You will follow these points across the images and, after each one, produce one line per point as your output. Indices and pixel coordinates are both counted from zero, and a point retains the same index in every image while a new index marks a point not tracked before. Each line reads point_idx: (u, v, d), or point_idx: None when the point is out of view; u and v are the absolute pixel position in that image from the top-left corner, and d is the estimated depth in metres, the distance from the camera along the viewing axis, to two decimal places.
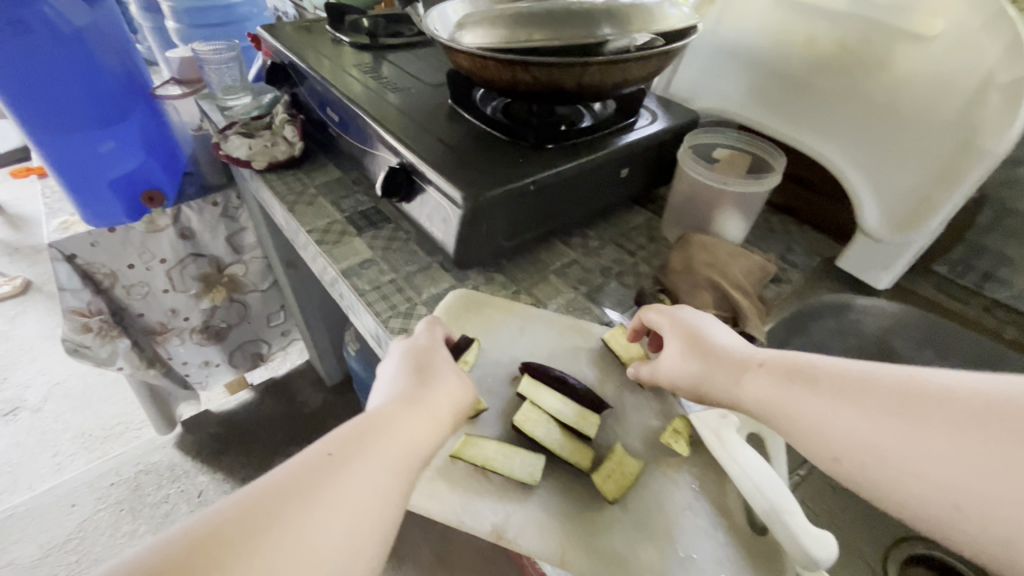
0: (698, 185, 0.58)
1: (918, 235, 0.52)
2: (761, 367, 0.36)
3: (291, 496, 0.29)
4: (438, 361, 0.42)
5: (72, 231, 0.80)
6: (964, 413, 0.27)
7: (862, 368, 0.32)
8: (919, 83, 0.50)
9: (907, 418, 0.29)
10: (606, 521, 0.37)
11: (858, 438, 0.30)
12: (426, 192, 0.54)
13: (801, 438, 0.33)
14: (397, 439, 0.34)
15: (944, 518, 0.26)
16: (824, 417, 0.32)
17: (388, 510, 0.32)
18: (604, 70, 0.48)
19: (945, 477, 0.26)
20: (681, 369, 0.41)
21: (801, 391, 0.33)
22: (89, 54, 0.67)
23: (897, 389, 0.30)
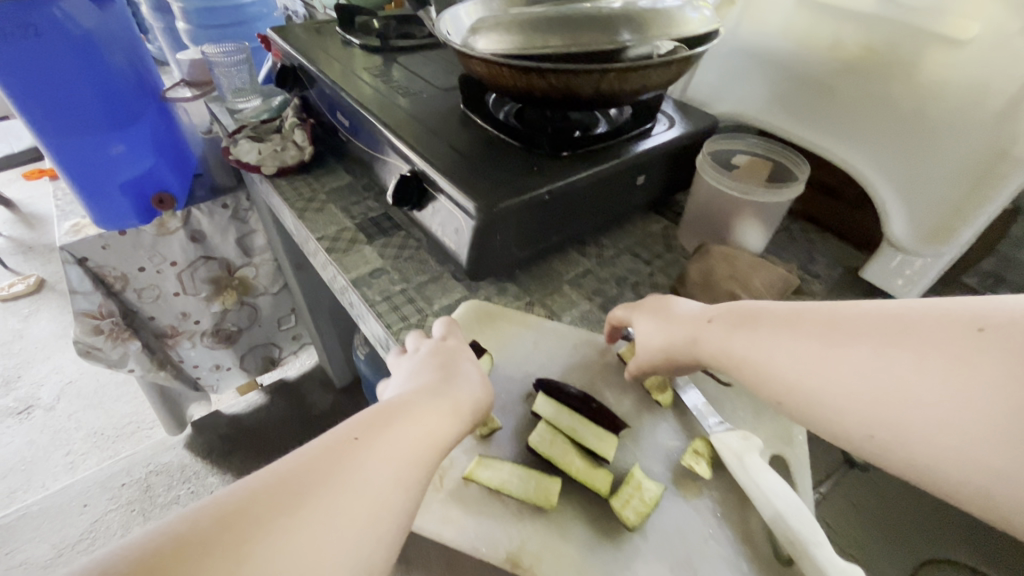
0: (717, 194, 0.57)
1: (949, 248, 0.51)
2: (711, 323, 0.38)
3: (313, 480, 0.29)
4: (460, 358, 0.41)
5: (83, 234, 0.79)
6: (875, 340, 0.29)
7: (792, 309, 0.34)
8: (950, 91, 0.47)
9: (828, 351, 0.31)
10: (624, 548, 0.36)
11: (790, 377, 0.32)
12: (438, 201, 0.53)
13: (749, 383, 0.35)
14: (420, 427, 0.34)
15: (863, 442, 0.29)
16: (764, 361, 0.34)
17: (408, 502, 0.31)
18: (623, 77, 0.46)
19: (862, 405, 0.29)
20: (652, 344, 0.42)
21: (756, 335, 0.35)
22: (99, 55, 0.66)
23: (821, 325, 0.32)
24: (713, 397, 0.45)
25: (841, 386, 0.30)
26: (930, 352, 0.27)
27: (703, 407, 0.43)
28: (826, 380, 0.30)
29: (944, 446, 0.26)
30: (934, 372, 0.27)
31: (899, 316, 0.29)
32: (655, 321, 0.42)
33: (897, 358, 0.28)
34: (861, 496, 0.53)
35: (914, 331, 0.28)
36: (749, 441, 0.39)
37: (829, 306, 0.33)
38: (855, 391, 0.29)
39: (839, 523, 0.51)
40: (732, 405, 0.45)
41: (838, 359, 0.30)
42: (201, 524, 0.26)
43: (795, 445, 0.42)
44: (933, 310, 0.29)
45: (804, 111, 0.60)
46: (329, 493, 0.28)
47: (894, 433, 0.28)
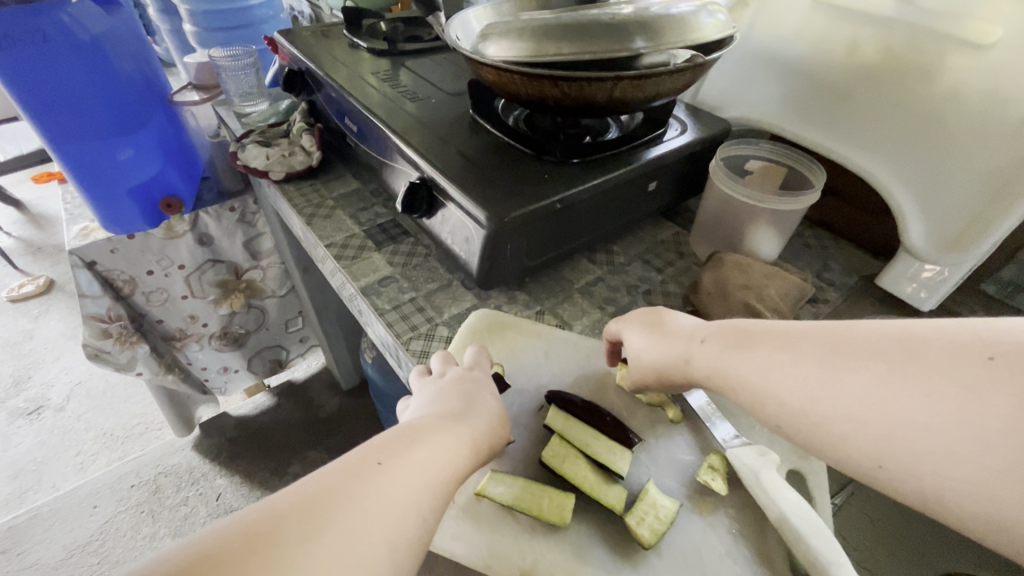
0: (730, 201, 0.56)
1: (968, 257, 0.50)
2: (705, 340, 0.36)
3: (334, 502, 0.28)
4: (478, 385, 0.41)
5: (91, 238, 0.80)
6: (880, 364, 0.28)
7: (791, 328, 0.33)
8: (971, 96, 0.46)
9: (829, 373, 0.29)
10: (639, 567, 0.35)
11: (790, 401, 0.30)
12: (448, 209, 0.53)
13: (748, 404, 0.34)
14: (440, 454, 0.33)
15: (869, 471, 0.27)
16: (763, 382, 0.32)
17: (424, 531, 0.30)
18: (636, 84, 0.45)
19: (866, 432, 0.27)
20: (646, 358, 0.41)
21: (763, 354, 0.33)
22: (107, 60, 0.66)
23: (822, 344, 0.30)
24: (728, 410, 0.45)
25: (845, 412, 0.28)
26: (939, 379, 0.25)
27: (705, 405, 0.43)
28: (827, 405, 0.29)
29: (957, 479, 0.24)
30: (943, 400, 0.25)
31: (905, 339, 0.28)
32: (649, 335, 0.41)
33: (903, 384, 0.26)
34: (877, 508, 0.52)
35: (922, 355, 0.26)
36: (766, 457, 0.39)
37: (829, 326, 0.31)
38: (861, 418, 0.27)
39: (856, 536, 0.50)
40: (747, 419, 0.44)
41: (840, 383, 0.29)
42: (220, 543, 0.25)
43: (813, 461, 0.42)
44: (940, 332, 0.27)
45: (819, 116, 0.59)
46: (349, 515, 0.28)
47: (902, 463, 0.26)
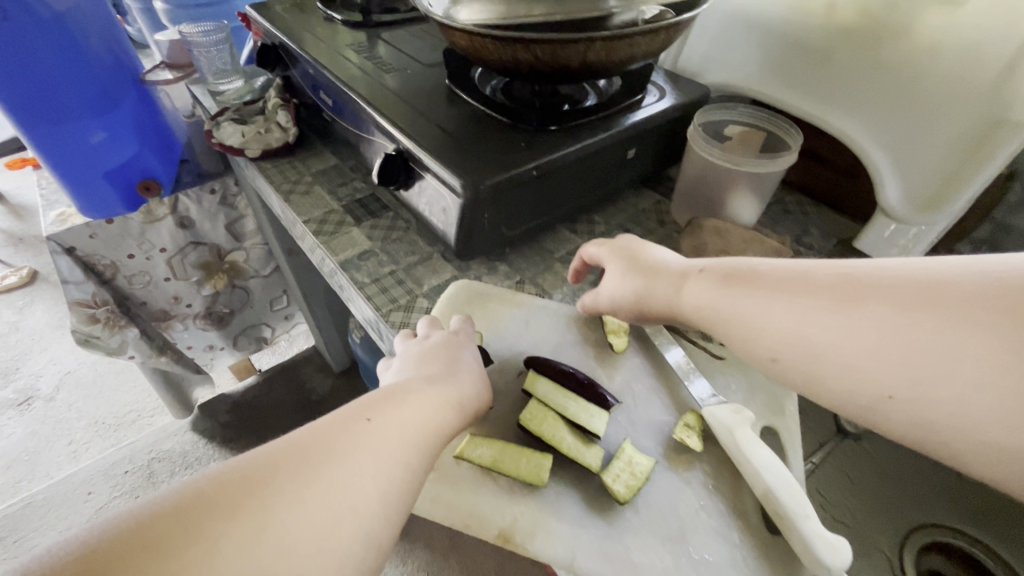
0: (709, 167, 0.56)
1: (942, 217, 0.51)
2: (702, 273, 0.38)
3: (324, 452, 0.28)
4: (464, 349, 0.41)
5: (69, 223, 0.78)
6: (897, 301, 0.29)
7: (793, 269, 0.34)
8: (945, 54, 0.46)
9: (842, 313, 0.31)
10: (615, 522, 0.36)
11: (796, 336, 0.32)
12: (425, 180, 0.52)
13: (737, 341, 0.36)
14: (426, 411, 0.34)
15: (877, 404, 0.29)
16: (762, 316, 0.34)
17: (413, 484, 0.31)
18: (610, 45, 0.44)
19: (878, 365, 0.29)
20: (623, 287, 0.43)
21: (746, 292, 0.35)
22: (74, 39, 0.64)
23: (834, 286, 0.32)
24: (706, 371, 0.46)
25: (858, 346, 0.30)
26: (957, 314, 0.27)
27: (683, 362, 0.44)
28: (838, 338, 0.31)
29: (961, 406, 0.26)
30: (960, 333, 0.27)
31: (927, 280, 0.29)
32: (628, 267, 0.43)
33: (921, 320, 0.28)
34: (852, 465, 0.54)
35: (943, 292, 0.28)
36: (740, 414, 0.39)
37: (839, 267, 0.33)
38: (871, 351, 0.29)
39: (832, 492, 0.52)
40: (724, 379, 0.45)
41: (853, 321, 0.30)
42: (209, 487, 0.25)
43: (787, 417, 0.43)
44: (964, 272, 0.28)
45: (802, 81, 0.58)
46: (340, 465, 0.28)
47: (912, 392, 0.28)
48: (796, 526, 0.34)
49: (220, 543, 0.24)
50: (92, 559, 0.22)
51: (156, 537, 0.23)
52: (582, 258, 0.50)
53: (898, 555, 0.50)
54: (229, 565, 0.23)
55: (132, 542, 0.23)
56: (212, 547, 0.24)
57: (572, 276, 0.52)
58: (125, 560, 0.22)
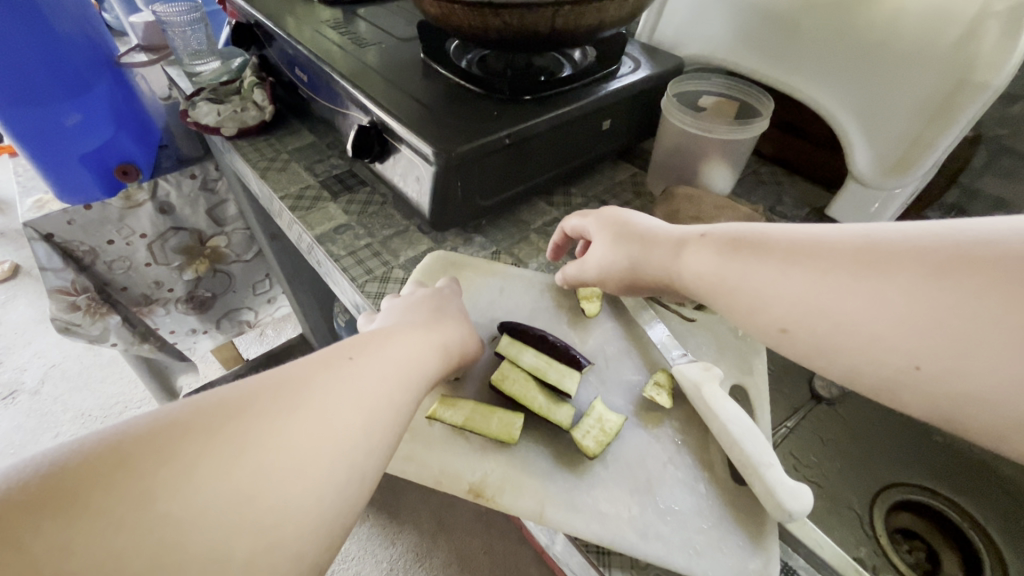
0: (682, 136, 0.56)
1: (910, 178, 0.51)
2: (704, 240, 0.35)
3: (306, 384, 0.28)
4: (447, 303, 0.42)
5: (47, 210, 0.78)
6: (927, 263, 0.25)
7: (807, 234, 0.30)
8: (910, 17, 0.47)
9: (859, 278, 0.26)
10: (584, 476, 0.37)
11: (806, 302, 0.28)
12: (399, 151, 0.52)
13: (742, 315, 0.32)
14: (410, 353, 0.34)
15: (900, 376, 0.25)
16: (769, 284, 0.30)
17: (397, 421, 0.31)
18: (579, 11, 0.45)
19: (901, 333, 0.25)
20: (612, 258, 0.41)
21: (749, 259, 0.31)
22: (44, 21, 0.63)
23: (851, 250, 0.27)
24: (677, 333, 0.47)
25: (880, 313, 0.26)
26: (999, 274, 0.23)
27: (665, 338, 0.44)
28: (856, 306, 0.26)
29: (995, 377, 0.22)
30: (1001, 295, 0.22)
31: (960, 241, 0.25)
32: (615, 240, 0.42)
33: (955, 281, 0.24)
34: (826, 428, 0.54)
35: (980, 253, 0.24)
36: (709, 371, 0.40)
37: (859, 231, 0.28)
38: (893, 317, 0.25)
39: (807, 454, 0.53)
40: (695, 341, 0.46)
41: (877, 285, 0.26)
42: (185, 410, 0.25)
43: (756, 375, 0.44)
44: (1005, 232, 0.24)
45: (774, 51, 0.58)
46: (322, 397, 0.28)
47: (942, 362, 0.23)
48: (760, 476, 0.34)
49: (197, 465, 0.23)
50: (65, 473, 0.21)
51: (129, 455, 0.22)
52: (563, 231, 0.48)
53: (868, 514, 0.49)
54: (210, 482, 0.23)
55: (104, 459, 0.22)
56: (187, 468, 0.23)
57: (551, 253, 0.51)
58: (95, 478, 0.21)
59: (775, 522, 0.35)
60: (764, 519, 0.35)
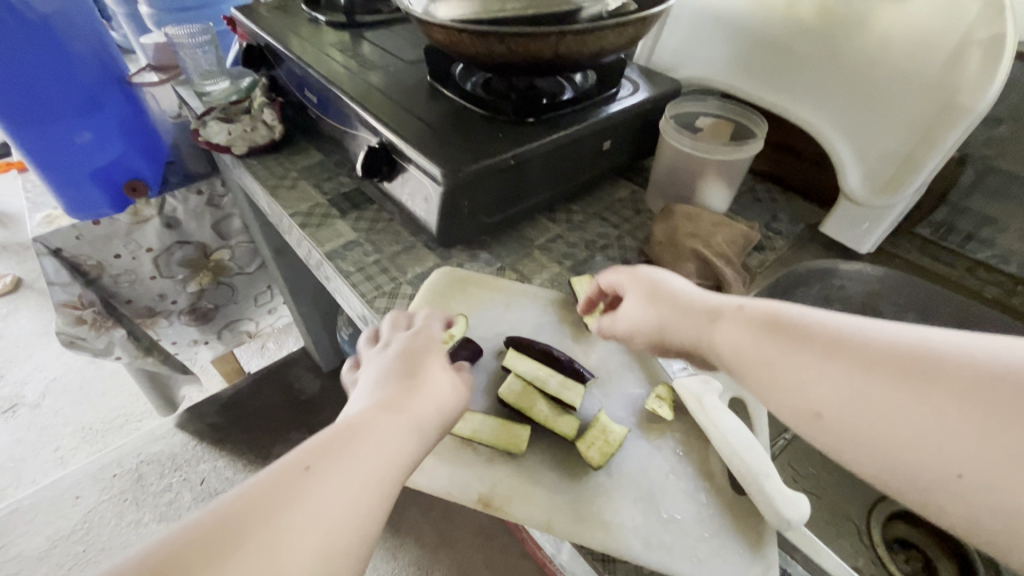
0: (681, 156, 0.58)
1: (899, 198, 0.53)
2: (739, 316, 0.34)
3: (269, 511, 0.27)
4: (427, 358, 0.39)
5: (56, 225, 0.79)
6: (977, 377, 0.25)
7: (850, 327, 0.30)
8: (898, 44, 0.50)
9: (905, 381, 0.26)
10: (589, 485, 0.38)
11: (847, 396, 0.28)
12: (408, 171, 0.54)
13: (775, 397, 0.31)
14: (384, 446, 0.32)
15: (940, 481, 0.24)
16: (808, 372, 0.30)
17: (372, 527, 0.29)
18: (581, 39, 0.47)
19: (945, 440, 0.24)
20: (645, 318, 0.40)
21: (786, 343, 0.31)
22: (59, 42, 0.65)
23: (900, 353, 0.27)
24: None
25: (924, 419, 0.25)
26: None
27: None
28: (899, 407, 0.26)
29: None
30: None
31: (1011, 359, 0.24)
32: (648, 300, 0.41)
33: (1004, 401, 0.23)
34: None
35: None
36: (708, 384, 0.41)
37: (905, 333, 0.28)
38: (936, 426, 0.25)
39: (804, 465, 0.54)
40: None
41: (923, 392, 0.25)
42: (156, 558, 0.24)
43: None
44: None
45: (767, 75, 0.61)
46: (288, 526, 0.26)
47: (988, 476, 0.23)
48: (760, 486, 0.36)
49: None
50: None
51: None
52: (599, 285, 0.46)
53: (864, 526, 0.51)
54: None
55: None
56: None
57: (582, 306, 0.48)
58: None
59: (774, 530, 0.36)
60: (764, 529, 0.36)
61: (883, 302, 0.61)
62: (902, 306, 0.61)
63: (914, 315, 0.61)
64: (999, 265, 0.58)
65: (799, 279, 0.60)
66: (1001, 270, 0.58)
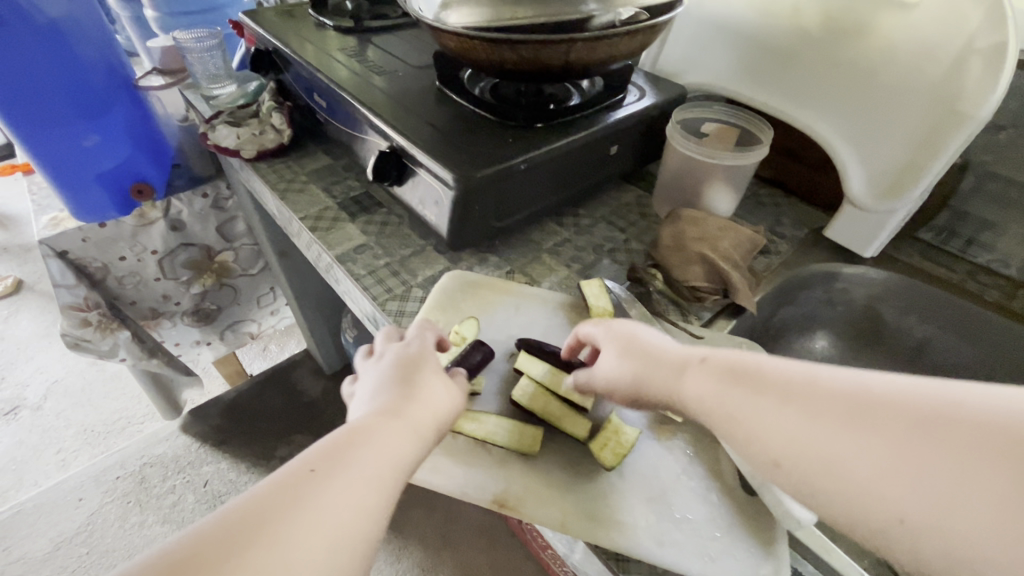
0: (687, 161, 0.59)
1: (902, 203, 0.54)
2: (702, 363, 0.34)
3: (282, 509, 0.27)
4: (424, 365, 0.39)
5: (62, 227, 0.80)
6: (914, 418, 0.24)
7: (801, 370, 0.29)
8: (900, 52, 0.51)
9: (851, 422, 0.25)
10: (602, 486, 0.39)
11: (800, 440, 0.27)
12: (418, 175, 0.54)
13: (735, 443, 0.30)
14: (385, 450, 0.32)
15: (885, 527, 0.23)
16: (764, 416, 0.29)
17: (374, 528, 0.29)
18: (591, 46, 0.48)
19: (887, 483, 0.23)
20: (619, 370, 0.39)
21: (740, 388, 0.31)
22: (69, 46, 0.66)
23: (846, 395, 0.26)
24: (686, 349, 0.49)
25: (867, 462, 0.24)
26: (988, 442, 0.22)
27: None
28: (841, 448, 0.25)
29: (973, 539, 0.21)
30: (978, 459, 0.22)
31: (948, 400, 0.24)
32: (622, 354, 0.39)
33: (943, 444, 0.23)
34: None
35: (970, 417, 0.23)
36: None
37: (850, 373, 0.28)
38: (880, 470, 0.24)
39: None
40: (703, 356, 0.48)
41: (867, 434, 0.25)
42: (174, 554, 0.25)
43: None
44: (1001, 397, 0.23)
45: (771, 81, 0.62)
46: (300, 521, 0.27)
47: (930, 521, 0.22)
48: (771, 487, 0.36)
49: None
50: None
51: None
52: (577, 337, 0.44)
53: None
54: None
55: None
56: None
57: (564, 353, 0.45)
58: None
59: (784, 530, 0.37)
60: (774, 528, 0.37)
61: (886, 306, 0.62)
62: (904, 310, 0.61)
63: (915, 318, 0.61)
64: (1000, 269, 0.59)
65: (803, 282, 0.61)
66: (1002, 273, 0.59)
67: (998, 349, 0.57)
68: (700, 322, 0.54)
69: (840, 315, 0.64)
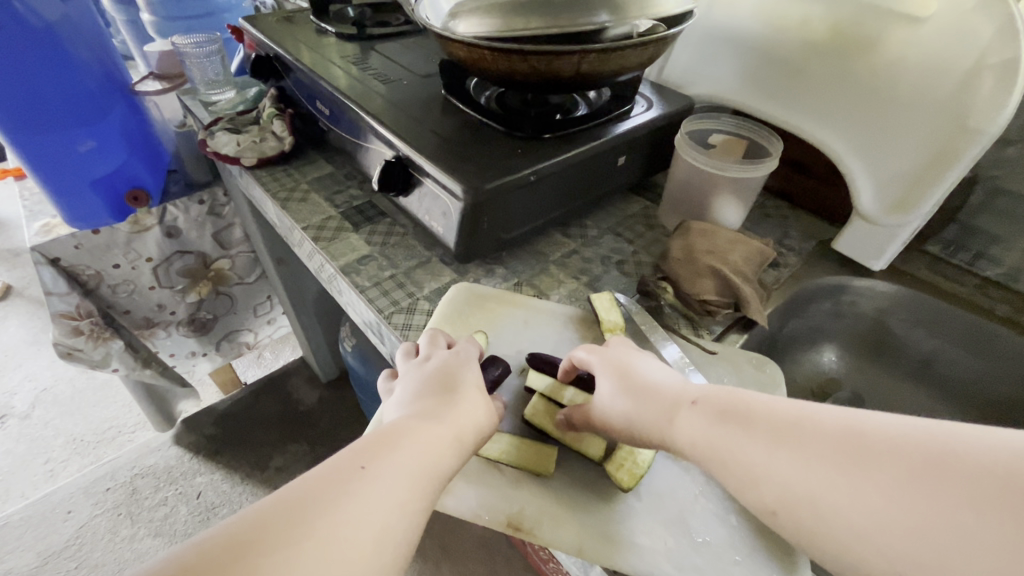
0: (696, 173, 0.59)
1: (913, 217, 0.54)
2: (694, 405, 0.34)
3: (333, 497, 0.27)
4: (465, 374, 0.39)
5: (54, 234, 0.78)
6: (904, 465, 0.24)
7: (791, 412, 0.30)
8: (911, 66, 0.51)
9: (844, 471, 0.26)
10: (618, 507, 0.38)
11: (796, 489, 0.27)
12: (424, 185, 0.53)
13: (731, 489, 0.30)
14: (427, 453, 0.32)
15: None
16: (758, 463, 0.29)
17: (413, 533, 0.28)
18: (603, 57, 0.47)
19: (885, 538, 0.23)
20: (613, 405, 0.38)
21: (734, 431, 0.31)
22: (64, 49, 0.64)
23: (837, 441, 0.27)
24: (698, 364, 0.48)
25: (863, 513, 0.24)
26: (974, 491, 0.22)
27: (679, 357, 0.46)
28: (837, 499, 0.25)
29: None
30: (969, 510, 0.22)
31: (935, 445, 0.24)
32: (615, 387, 0.38)
33: (933, 493, 0.23)
34: None
35: (954, 465, 0.23)
36: None
37: (841, 416, 0.28)
38: (876, 521, 0.24)
39: None
40: (716, 372, 0.48)
41: (860, 483, 0.25)
42: (238, 529, 0.25)
43: None
44: (981, 442, 0.23)
45: (779, 94, 0.61)
46: (350, 508, 0.27)
47: None
48: None
49: None
50: None
51: None
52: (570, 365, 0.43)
53: None
54: None
55: None
56: None
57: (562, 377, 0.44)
58: None
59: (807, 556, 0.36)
60: (794, 552, 0.36)
61: (894, 319, 0.62)
62: (912, 323, 0.61)
63: (923, 332, 0.61)
64: (1008, 282, 0.59)
65: (811, 295, 0.61)
66: (1010, 287, 0.59)
67: (1007, 363, 0.56)
68: (711, 335, 0.53)
69: (847, 328, 0.64)
